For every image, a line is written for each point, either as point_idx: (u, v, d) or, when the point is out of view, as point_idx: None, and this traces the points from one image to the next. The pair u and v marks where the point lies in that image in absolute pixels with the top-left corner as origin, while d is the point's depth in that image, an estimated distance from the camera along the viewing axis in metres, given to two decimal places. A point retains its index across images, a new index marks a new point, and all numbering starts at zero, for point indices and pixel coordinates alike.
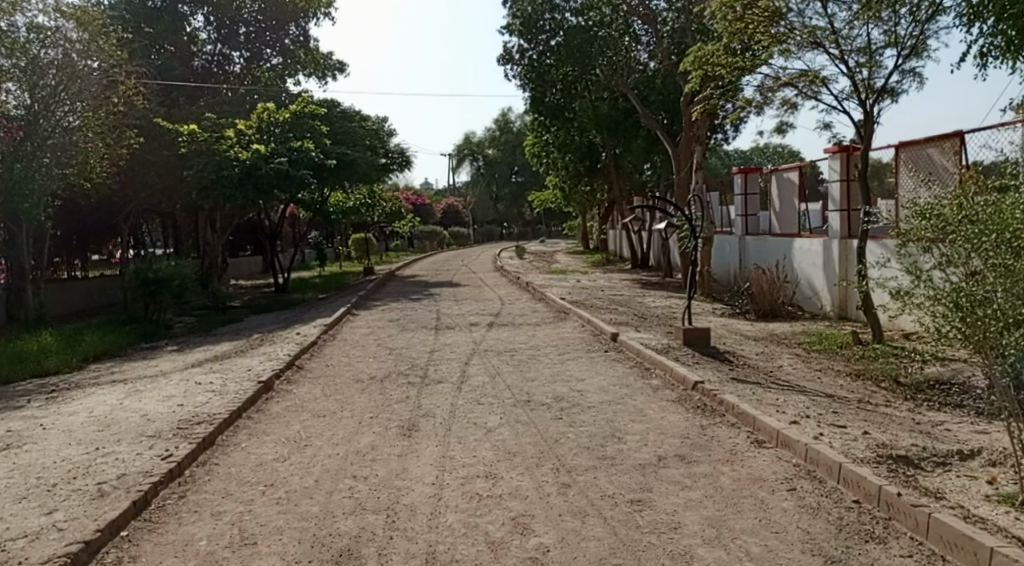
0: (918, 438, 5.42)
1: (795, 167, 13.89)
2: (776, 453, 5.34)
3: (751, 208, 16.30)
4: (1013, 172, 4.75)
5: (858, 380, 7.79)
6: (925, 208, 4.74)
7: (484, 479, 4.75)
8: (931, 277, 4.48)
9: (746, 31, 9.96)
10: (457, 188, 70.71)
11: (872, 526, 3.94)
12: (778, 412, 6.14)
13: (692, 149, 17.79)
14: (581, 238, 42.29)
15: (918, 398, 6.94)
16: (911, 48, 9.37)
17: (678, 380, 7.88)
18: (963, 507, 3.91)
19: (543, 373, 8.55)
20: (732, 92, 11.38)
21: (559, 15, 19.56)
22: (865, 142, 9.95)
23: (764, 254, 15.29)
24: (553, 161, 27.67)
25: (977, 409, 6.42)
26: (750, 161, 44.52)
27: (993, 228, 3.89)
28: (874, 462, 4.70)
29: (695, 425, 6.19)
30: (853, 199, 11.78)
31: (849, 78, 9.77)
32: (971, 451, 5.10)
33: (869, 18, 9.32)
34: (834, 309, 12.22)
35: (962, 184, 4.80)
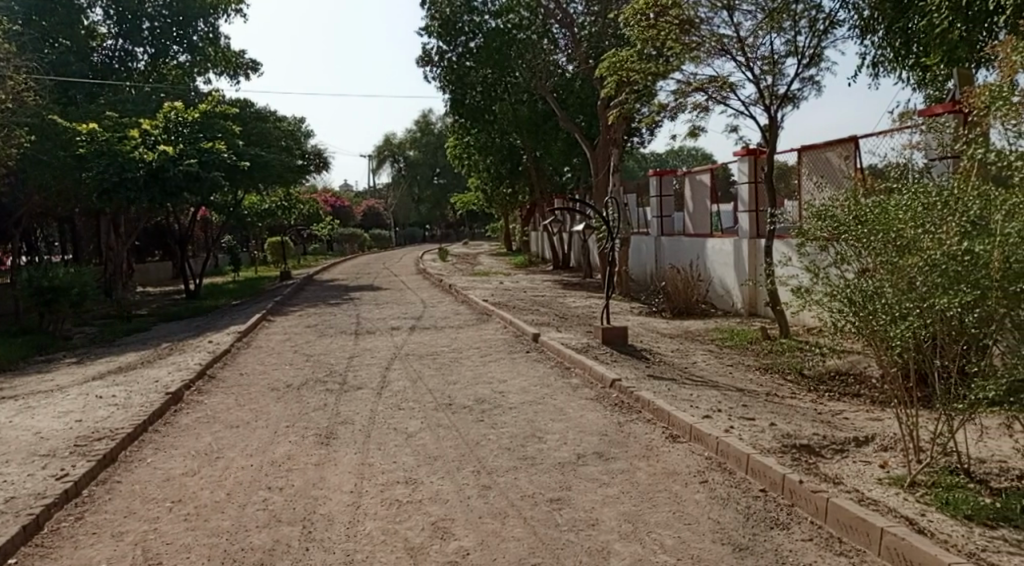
0: (818, 427, 5.72)
1: (706, 169, 14.38)
2: (689, 447, 5.53)
3: (666, 210, 16.76)
4: (900, 173, 5.06)
5: (766, 374, 8.14)
6: (821, 210, 4.99)
7: (404, 485, 4.71)
8: (828, 274, 4.73)
9: (659, 38, 10.25)
10: (377, 189, 69.84)
11: (776, 512, 4.13)
12: (691, 407, 6.35)
13: (609, 151, 18.15)
14: (504, 240, 42.52)
15: (820, 389, 7.33)
16: (810, 58, 9.86)
17: (596, 378, 8.06)
18: (858, 491, 4.15)
19: (464, 376, 8.54)
20: (646, 97, 11.70)
21: (477, 17, 20.00)
22: (770, 146, 10.40)
23: (678, 254, 15.77)
24: (474, 163, 27.70)
25: (871, 397, 6.84)
26: (665, 163, 45.87)
27: (880, 228, 4.08)
28: (779, 452, 4.93)
29: (613, 422, 6.33)
30: (761, 201, 12.28)
31: (754, 85, 10.20)
32: (865, 437, 5.41)
33: (772, 28, 9.74)
34: (744, 306, 12.74)
35: (854, 187, 5.08)
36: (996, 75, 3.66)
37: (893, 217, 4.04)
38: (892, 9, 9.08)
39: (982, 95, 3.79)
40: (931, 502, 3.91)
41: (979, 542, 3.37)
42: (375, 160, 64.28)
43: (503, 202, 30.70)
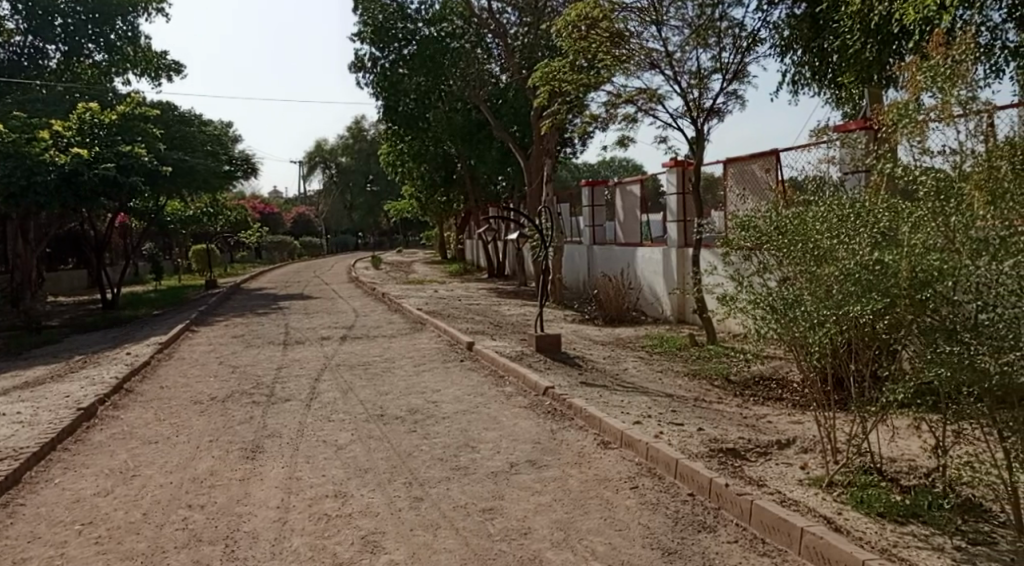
0: (743, 430, 5.88)
1: (637, 180, 14.65)
2: (620, 453, 5.60)
3: (598, 219, 17.00)
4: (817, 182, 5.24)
5: (694, 380, 8.34)
6: (745, 220, 5.13)
7: (333, 498, 4.61)
8: (751, 282, 4.87)
9: (590, 49, 10.43)
10: (308, 196, 68.56)
11: (704, 516, 4.23)
12: (622, 413, 6.44)
13: (543, 161, 18.31)
14: (438, 248, 42.35)
15: (745, 393, 7.56)
16: (734, 73, 10.19)
17: (529, 386, 8.08)
18: (780, 492, 4.28)
19: (397, 386, 8.43)
20: (579, 107, 11.88)
21: (410, 25, 19.88)
22: (697, 157, 10.68)
23: (609, 263, 16.03)
24: (407, 170, 27.48)
25: (793, 401, 7.09)
26: (598, 173, 46.68)
27: (799, 238, 4.21)
28: (707, 456, 5.05)
29: (545, 430, 6.36)
30: (688, 211, 12.59)
31: (682, 98, 10.49)
32: (787, 440, 5.59)
33: (698, 44, 10.03)
34: (673, 313, 13.03)
35: (774, 198, 5.25)
36: (902, 95, 3.82)
37: (810, 228, 4.19)
38: (809, 29, 9.76)
39: (888, 112, 3.92)
40: (847, 501, 4.07)
41: (891, 538, 3.52)
42: (305, 166, 63.10)
43: (437, 210, 30.56)
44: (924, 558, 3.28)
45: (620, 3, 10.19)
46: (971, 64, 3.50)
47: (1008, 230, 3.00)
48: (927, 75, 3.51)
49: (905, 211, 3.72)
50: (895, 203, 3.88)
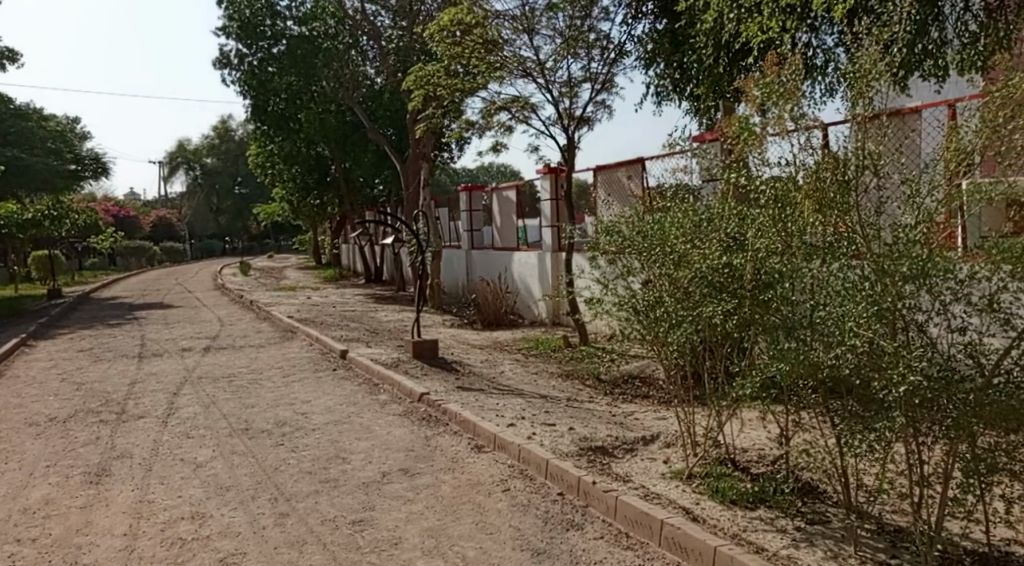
0: (612, 428, 6.07)
1: (512, 186, 14.79)
2: (493, 456, 5.63)
3: (476, 224, 17.07)
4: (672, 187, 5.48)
5: (567, 380, 8.53)
6: (609, 226, 5.26)
7: (189, 520, 4.34)
8: (616, 286, 5.04)
9: (464, 55, 10.48)
10: (169, 199, 64.62)
11: (573, 514, 4.32)
12: (496, 416, 6.49)
13: (418, 166, 18.16)
14: (313, 252, 41.10)
15: (615, 392, 7.81)
16: (602, 84, 10.54)
17: (404, 393, 7.97)
18: (645, 487, 4.44)
19: (264, 398, 8.07)
20: (453, 112, 11.88)
21: (280, 23, 19.22)
22: (569, 165, 10.97)
23: (487, 268, 16.16)
24: (278, 173, 26.52)
25: (658, 398, 7.41)
26: (477, 179, 47.08)
27: (658, 242, 4.40)
28: (576, 455, 5.16)
29: (420, 437, 6.30)
30: (562, 216, 12.89)
31: (553, 106, 10.74)
32: (652, 436, 5.82)
33: (568, 55, 10.30)
34: (548, 315, 13.29)
35: (635, 205, 5.43)
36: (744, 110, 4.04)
37: (667, 233, 4.37)
38: (670, 44, 10.32)
39: (731, 125, 4.12)
40: (705, 491, 4.29)
41: (742, 524, 3.74)
42: (166, 167, 59.52)
43: (310, 214, 29.64)
44: (770, 540, 3.50)
45: (494, 11, 10.31)
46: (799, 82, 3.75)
47: (836, 238, 3.19)
48: (762, 91, 3.72)
49: (751, 217, 3.90)
50: (739, 209, 4.05)
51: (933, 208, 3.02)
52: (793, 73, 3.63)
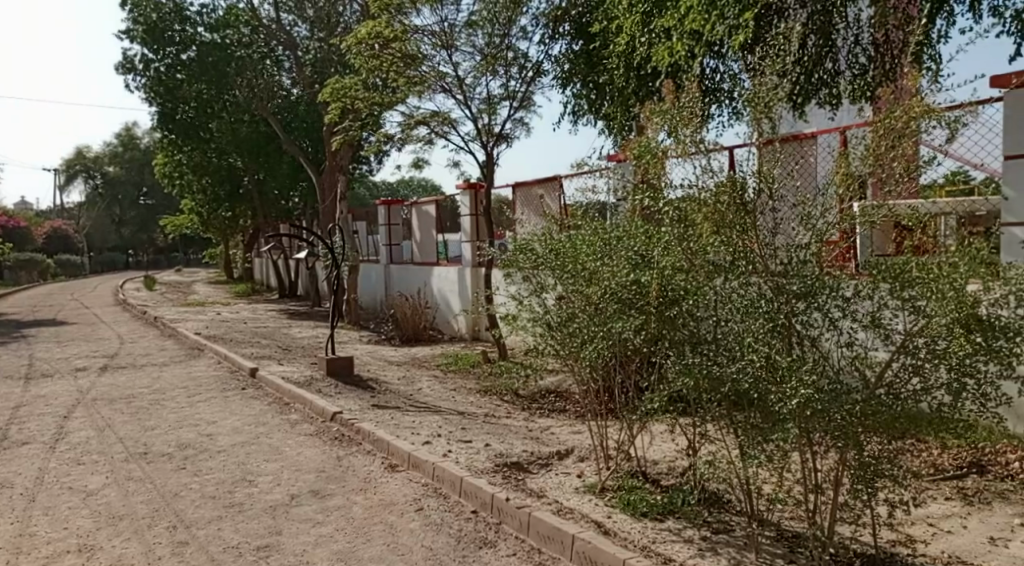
0: (528, 443, 6.08)
1: (431, 201, 14.68)
2: (407, 475, 5.54)
3: (394, 238, 16.90)
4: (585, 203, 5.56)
5: (485, 396, 8.52)
6: (522, 243, 5.29)
7: (76, 554, 4.07)
8: (531, 302, 5.09)
9: (383, 68, 10.41)
10: (66, 209, 61.09)
11: (486, 532, 4.30)
12: (412, 434, 6.40)
13: (335, 179, 17.84)
14: (224, 266, 39.67)
15: (532, 407, 7.85)
16: (521, 102, 10.66)
17: (317, 412, 7.76)
18: (558, 501, 4.47)
19: (165, 420, 7.69)
20: (371, 126, 11.74)
21: (190, 29, 18.57)
22: (488, 181, 11.02)
23: (405, 283, 16.01)
24: (186, 183, 25.51)
25: (574, 412, 7.49)
26: (396, 192, 46.69)
27: (569, 259, 4.47)
28: (491, 472, 5.14)
29: (331, 457, 6.14)
30: (481, 232, 12.92)
31: (473, 122, 10.77)
32: (566, 450, 5.86)
33: (487, 72, 10.36)
34: (467, 330, 13.26)
35: (550, 222, 5.49)
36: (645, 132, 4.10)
37: (578, 251, 4.45)
38: (585, 65, 10.48)
39: (637, 146, 4.24)
40: (616, 504, 4.35)
41: (650, 535, 3.81)
42: (63, 176, 56.33)
43: (220, 227, 28.63)
44: (676, 550, 3.58)
45: (413, 25, 10.25)
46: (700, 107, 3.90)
47: (732, 259, 3.27)
48: (664, 115, 3.85)
49: (657, 235, 3.95)
50: (643, 227, 4.07)
51: (827, 227, 3.16)
52: (693, 99, 3.79)
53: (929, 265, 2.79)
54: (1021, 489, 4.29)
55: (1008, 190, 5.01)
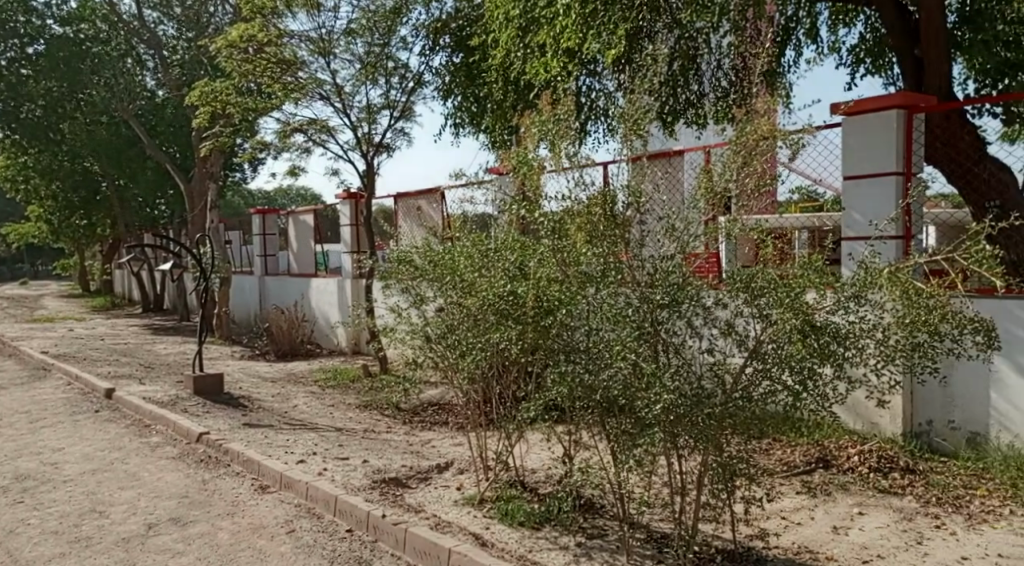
0: (407, 458, 5.98)
1: (309, 210, 14.29)
2: (279, 496, 5.32)
3: (270, 249, 16.27)
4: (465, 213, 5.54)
5: (365, 411, 8.32)
6: (399, 255, 5.21)
7: None
8: (409, 315, 5.03)
9: (256, 73, 10.02)
10: None
11: (360, 551, 4.19)
12: (285, 453, 6.14)
13: (205, 186, 16.95)
14: (79, 278, 36.71)
15: (414, 421, 7.74)
16: (401, 112, 10.57)
17: (181, 434, 7.30)
18: (436, 515, 4.43)
19: (4, 448, 6.99)
20: (244, 131, 11.25)
21: (37, 20, 17.42)
22: (368, 191, 10.83)
23: (281, 295, 15.43)
24: (33, 189, 23.47)
25: (456, 424, 7.46)
26: (272, 202, 45.05)
27: (447, 271, 4.45)
28: (368, 489, 5.02)
29: (196, 481, 5.79)
30: (361, 242, 12.67)
31: (352, 131, 10.56)
32: (446, 462, 5.80)
33: (367, 80, 10.21)
34: (347, 344, 12.95)
35: (428, 234, 5.43)
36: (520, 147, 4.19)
37: (455, 262, 4.43)
38: (465, 77, 10.57)
39: (511, 159, 4.28)
40: (494, 514, 4.35)
41: (527, 544, 3.84)
42: None
43: (75, 236, 26.51)
44: (552, 558, 3.63)
45: (288, 30, 9.92)
46: (571, 121, 4.00)
47: (602, 268, 3.35)
48: (539, 128, 3.92)
49: (531, 247, 3.99)
50: (520, 238, 4.12)
51: (691, 238, 3.33)
52: (565, 114, 3.89)
53: (774, 275, 3.03)
54: (862, 482, 4.66)
55: (846, 207, 5.51)
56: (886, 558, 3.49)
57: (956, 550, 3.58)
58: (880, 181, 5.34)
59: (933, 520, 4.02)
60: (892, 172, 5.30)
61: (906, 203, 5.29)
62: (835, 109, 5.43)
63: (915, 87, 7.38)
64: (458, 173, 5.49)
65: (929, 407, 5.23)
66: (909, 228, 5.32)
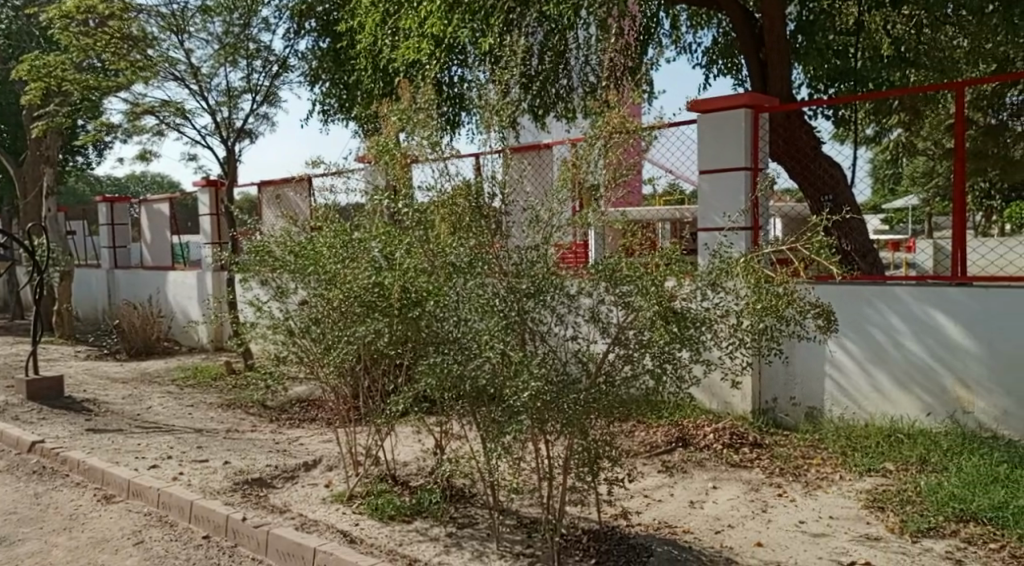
0: (272, 457, 5.73)
1: (164, 198, 13.40)
2: (126, 506, 4.95)
3: (119, 240, 15.08)
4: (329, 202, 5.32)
5: (228, 410, 7.91)
6: (258, 245, 4.95)
7: None
8: (270, 309, 4.80)
9: (97, 48, 9.20)
10: None
11: (218, 557, 3.98)
12: (134, 459, 5.72)
13: (40, 171, 15.41)
14: None
15: (281, 418, 7.44)
16: (264, 95, 10.08)
17: (12, 444, 6.62)
18: (302, 515, 4.28)
19: None
20: (84, 112, 10.31)
21: None
22: (229, 178, 10.25)
23: (133, 289, 14.35)
24: None
25: (326, 419, 7.24)
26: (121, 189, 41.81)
27: (309, 263, 4.28)
28: (228, 491, 4.78)
29: (27, 496, 5.27)
30: (222, 232, 12.02)
31: (210, 115, 9.95)
32: (314, 460, 5.61)
33: (226, 62, 9.60)
34: (209, 341, 12.26)
35: (289, 222, 5.19)
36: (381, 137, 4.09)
37: (319, 252, 4.29)
38: (332, 62, 10.21)
39: (373, 148, 4.16)
40: (364, 510, 4.25)
41: (397, 538, 3.79)
42: None
43: None
44: (422, 550, 3.60)
45: (135, 4, 9.17)
46: (433, 112, 3.94)
47: (468, 258, 3.32)
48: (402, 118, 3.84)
49: (397, 238, 3.91)
50: (385, 227, 4.01)
51: (557, 229, 3.41)
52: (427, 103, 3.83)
53: (638, 265, 3.14)
54: (716, 457, 4.97)
55: (702, 200, 5.83)
56: (735, 527, 3.74)
57: (796, 516, 3.88)
58: (731, 175, 5.69)
59: (776, 489, 4.34)
60: (742, 167, 5.65)
61: (755, 195, 5.66)
62: (690, 107, 5.70)
63: (762, 88, 7.89)
64: (317, 160, 5.24)
65: (774, 385, 5.65)
66: (758, 219, 5.70)
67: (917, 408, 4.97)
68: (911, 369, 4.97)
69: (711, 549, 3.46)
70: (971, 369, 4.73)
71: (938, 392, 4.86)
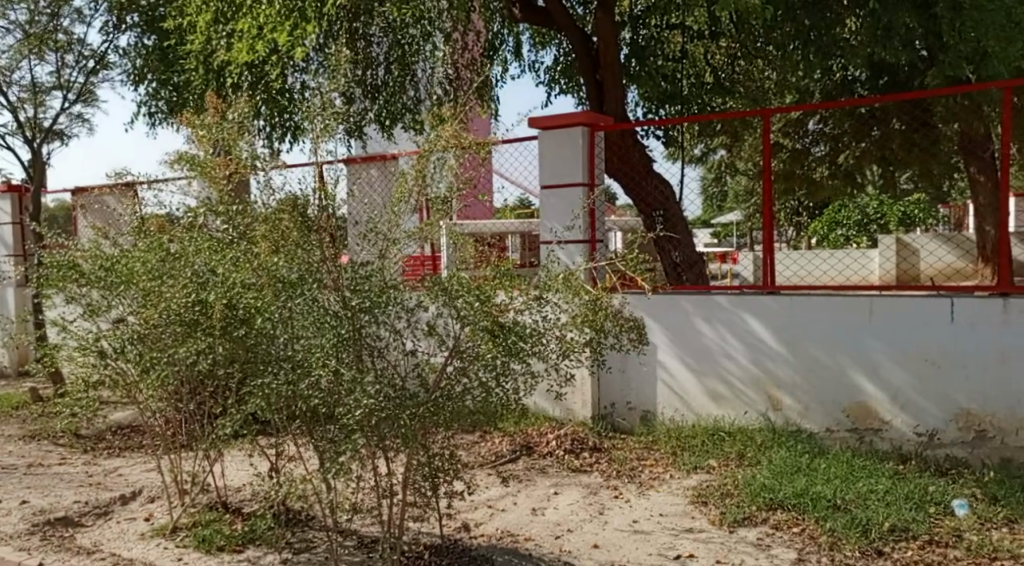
0: (82, 492, 5.20)
1: None
2: None
3: None
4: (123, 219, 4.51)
5: (32, 442, 7.10)
6: (60, 257, 4.51)
7: None
8: (79, 328, 4.38)
9: None
10: None
11: None
12: None
13: None
14: None
15: (97, 448, 6.80)
16: (78, 94, 9.23)
17: None
18: (116, 554, 3.93)
19: None
20: None
21: None
22: (35, 184, 9.28)
23: None
24: None
25: (149, 447, 6.70)
26: None
27: (123, 279, 3.95)
28: (25, 535, 4.28)
29: None
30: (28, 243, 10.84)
31: (11, 112, 8.96)
32: (133, 492, 5.16)
33: (30, 54, 8.71)
34: (11, 365, 10.96)
35: (100, 233, 4.76)
36: (193, 145, 3.82)
37: (131, 269, 3.97)
38: (158, 61, 9.56)
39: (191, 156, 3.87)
40: (189, 543, 3.96)
41: None
42: None
43: None
44: None
45: None
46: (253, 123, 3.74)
47: (297, 273, 3.14)
48: (225, 127, 3.65)
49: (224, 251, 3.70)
50: (212, 240, 3.79)
51: (397, 242, 3.42)
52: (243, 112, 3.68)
53: (473, 279, 3.22)
54: (557, 464, 5.12)
55: (543, 214, 6.02)
56: (574, 531, 3.86)
57: (629, 515, 4.08)
58: (570, 191, 5.91)
59: (612, 491, 4.54)
60: (579, 183, 5.88)
61: (591, 210, 5.91)
62: (530, 123, 5.87)
63: (598, 108, 8.26)
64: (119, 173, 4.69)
65: (612, 390, 5.91)
66: (596, 233, 5.95)
67: (736, 409, 5.37)
68: (731, 373, 5.37)
69: (551, 554, 3.55)
70: (782, 370, 5.18)
71: (754, 394, 5.29)
